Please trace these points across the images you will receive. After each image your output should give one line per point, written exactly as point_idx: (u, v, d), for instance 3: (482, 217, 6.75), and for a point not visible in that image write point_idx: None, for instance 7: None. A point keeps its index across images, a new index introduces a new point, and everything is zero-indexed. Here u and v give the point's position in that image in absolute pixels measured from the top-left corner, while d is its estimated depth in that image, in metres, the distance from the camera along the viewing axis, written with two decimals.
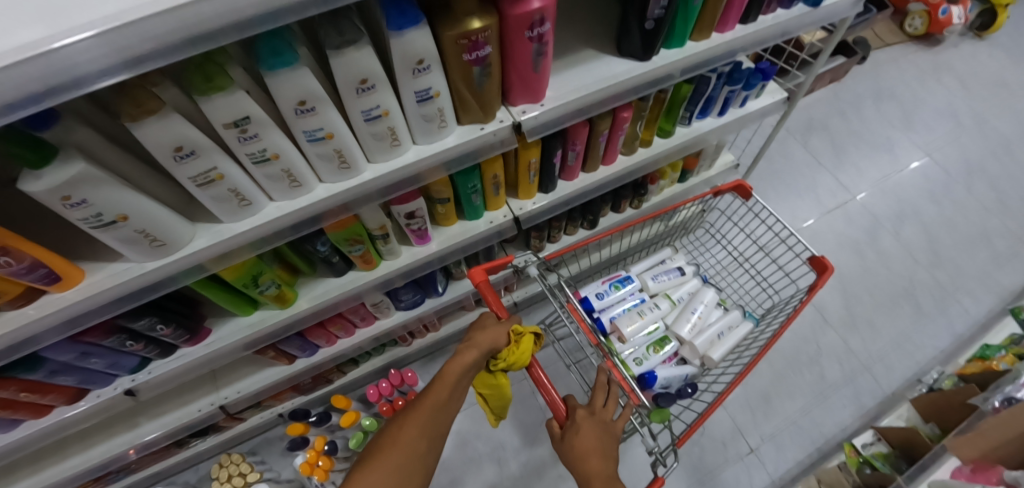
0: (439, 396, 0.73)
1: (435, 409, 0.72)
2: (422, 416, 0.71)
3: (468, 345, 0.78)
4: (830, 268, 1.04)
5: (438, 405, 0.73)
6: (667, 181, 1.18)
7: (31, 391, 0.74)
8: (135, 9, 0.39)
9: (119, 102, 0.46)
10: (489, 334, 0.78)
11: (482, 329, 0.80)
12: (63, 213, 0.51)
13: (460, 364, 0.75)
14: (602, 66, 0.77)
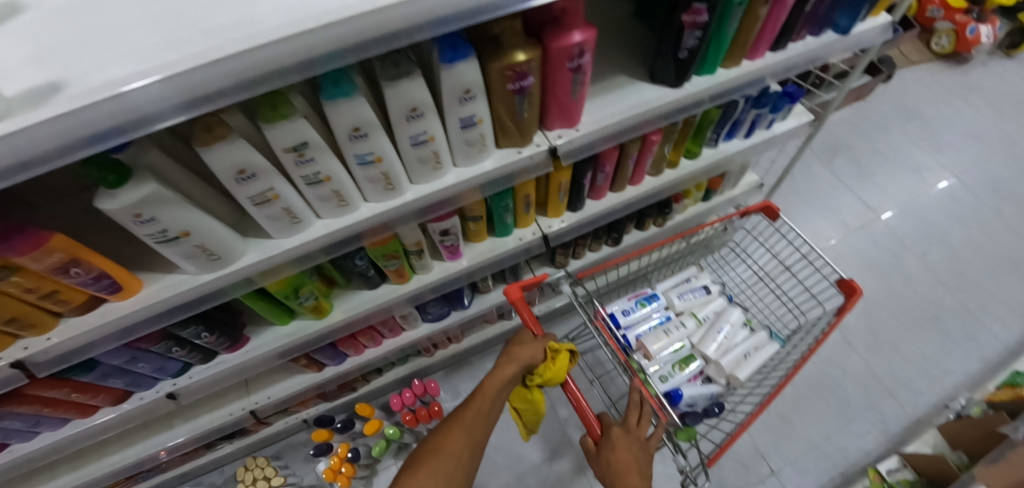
0: (478, 409, 0.78)
1: (475, 422, 0.78)
2: (464, 427, 0.77)
3: (506, 360, 0.82)
4: (858, 292, 1.05)
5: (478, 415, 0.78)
6: (690, 200, 1.20)
7: (82, 391, 0.78)
8: (219, 49, 0.42)
9: (193, 128, 0.50)
10: (526, 349, 0.82)
11: (520, 344, 0.83)
12: (132, 229, 0.54)
13: (499, 378, 0.79)
14: (635, 91, 0.79)
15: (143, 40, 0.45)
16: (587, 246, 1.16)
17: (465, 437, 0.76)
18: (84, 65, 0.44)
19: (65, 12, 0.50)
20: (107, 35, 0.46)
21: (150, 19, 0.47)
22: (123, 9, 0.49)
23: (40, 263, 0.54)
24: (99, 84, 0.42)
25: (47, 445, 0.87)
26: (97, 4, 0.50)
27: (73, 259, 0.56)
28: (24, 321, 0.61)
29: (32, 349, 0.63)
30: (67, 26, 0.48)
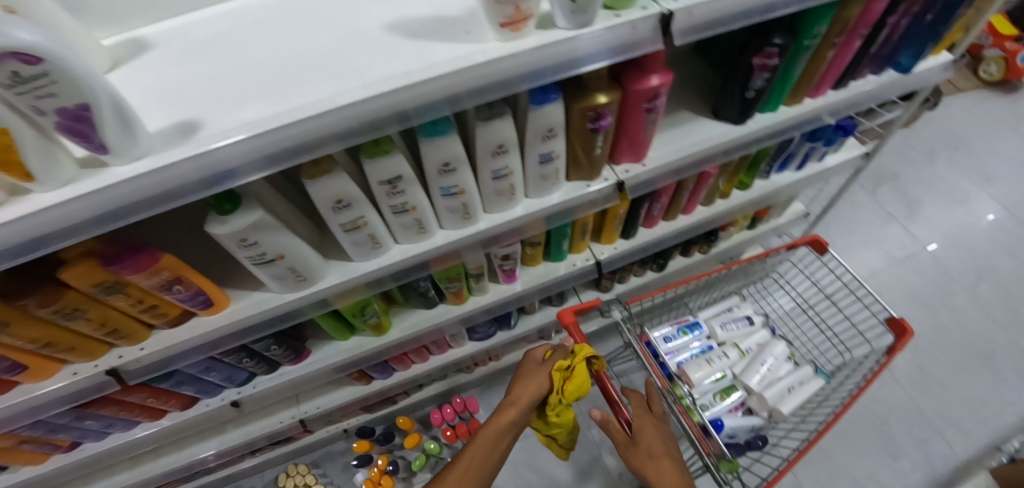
0: (491, 441, 0.82)
1: (488, 452, 0.82)
2: (478, 459, 0.80)
3: (514, 397, 0.86)
4: (911, 331, 1.04)
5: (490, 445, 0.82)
6: (736, 228, 1.22)
7: (156, 398, 0.82)
8: (346, 95, 0.46)
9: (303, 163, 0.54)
10: (532, 384, 0.86)
11: (524, 380, 0.88)
12: (236, 251, 0.58)
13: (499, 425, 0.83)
14: (699, 128, 0.83)
15: (271, 83, 0.49)
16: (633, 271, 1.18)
17: (479, 469, 0.80)
18: (215, 104, 0.49)
19: (190, 52, 0.55)
20: (236, 76, 0.51)
21: (281, 60, 0.52)
22: (247, 52, 0.54)
23: (149, 280, 0.59)
24: (235, 124, 0.46)
25: (116, 445, 0.91)
26: (221, 46, 0.55)
27: (176, 277, 0.61)
28: (123, 332, 0.66)
29: (126, 357, 0.69)
30: (195, 66, 0.53)
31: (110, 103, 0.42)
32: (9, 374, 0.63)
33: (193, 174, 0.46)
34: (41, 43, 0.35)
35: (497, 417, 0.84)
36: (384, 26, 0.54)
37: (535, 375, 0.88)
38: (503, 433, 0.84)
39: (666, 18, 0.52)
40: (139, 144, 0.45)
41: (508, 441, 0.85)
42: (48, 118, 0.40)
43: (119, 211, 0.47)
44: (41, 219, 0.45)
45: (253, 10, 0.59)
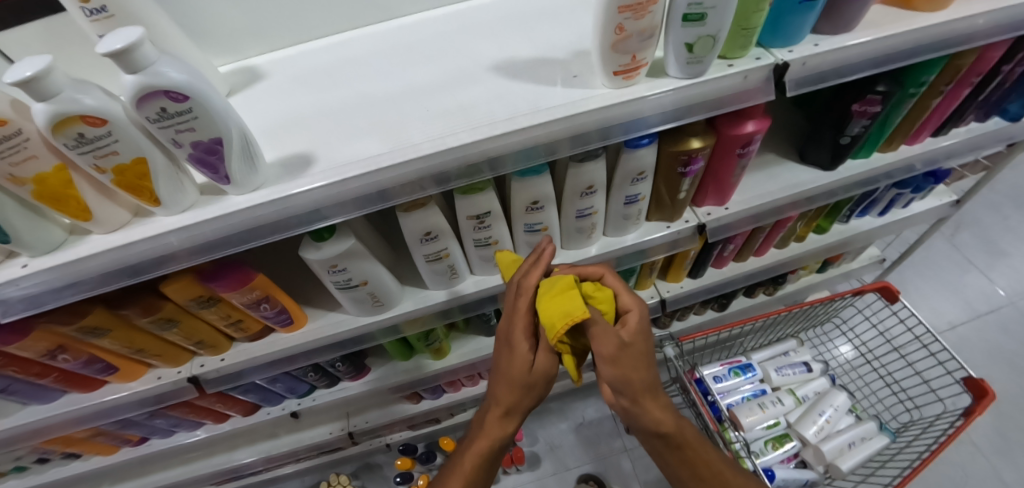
0: (486, 459, 0.67)
1: (491, 465, 0.68)
2: (477, 478, 0.67)
3: (504, 408, 0.63)
4: (993, 394, 0.93)
5: (482, 463, 0.66)
6: (805, 271, 1.25)
7: (223, 402, 0.87)
8: (457, 135, 0.49)
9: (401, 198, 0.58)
10: (526, 396, 0.62)
11: (507, 387, 0.61)
12: (324, 276, 0.62)
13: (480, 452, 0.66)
14: (785, 172, 0.84)
15: (382, 118, 0.53)
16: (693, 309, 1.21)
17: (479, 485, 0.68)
18: (327, 137, 0.52)
19: (303, 82, 0.60)
20: (348, 109, 0.55)
21: (396, 96, 0.55)
22: (358, 85, 0.58)
23: (242, 297, 0.63)
24: (347, 159, 0.49)
25: (179, 444, 0.95)
26: (333, 78, 0.59)
27: (264, 295, 0.64)
28: (207, 342, 0.70)
29: (207, 366, 0.72)
30: (309, 97, 0.57)
31: (239, 135, 0.43)
32: (102, 374, 0.69)
33: (303, 205, 0.48)
34: (190, 81, 0.38)
35: (484, 429, 0.66)
36: (489, 66, 0.57)
37: (530, 385, 0.60)
38: (497, 448, 0.66)
39: (781, 67, 0.54)
40: (258, 175, 0.47)
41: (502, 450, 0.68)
42: (183, 150, 0.42)
43: (229, 238, 0.50)
44: (158, 242, 0.48)
45: (361, 45, 0.64)
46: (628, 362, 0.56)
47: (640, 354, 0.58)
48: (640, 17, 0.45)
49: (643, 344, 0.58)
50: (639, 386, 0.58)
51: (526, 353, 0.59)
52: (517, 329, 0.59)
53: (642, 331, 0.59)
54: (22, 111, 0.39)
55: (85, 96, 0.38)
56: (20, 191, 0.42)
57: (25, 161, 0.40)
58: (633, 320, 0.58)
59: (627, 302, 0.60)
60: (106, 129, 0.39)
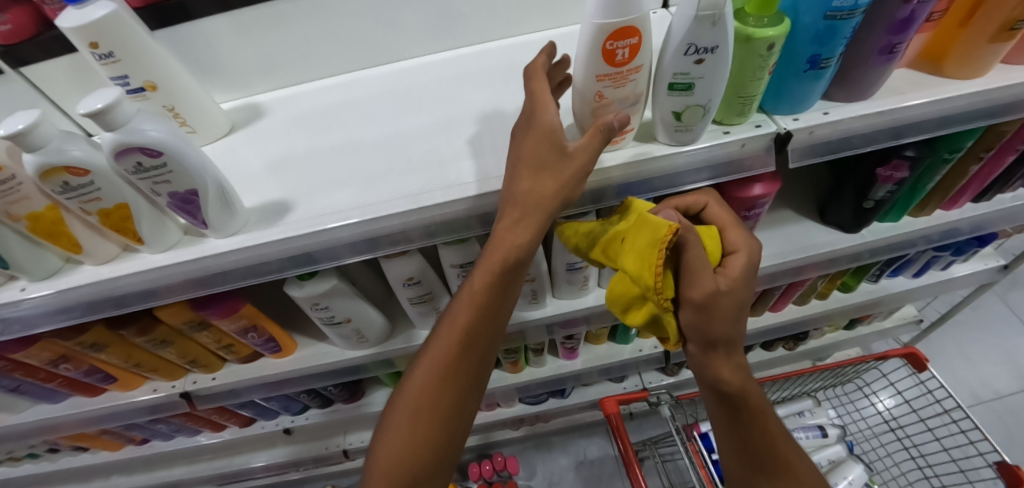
0: (496, 286, 0.50)
1: (502, 293, 0.50)
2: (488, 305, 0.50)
3: (520, 201, 0.45)
4: None
5: (498, 284, 0.49)
6: (831, 327, 1.22)
7: (220, 413, 0.90)
8: (432, 194, 0.49)
9: None
10: (551, 187, 0.45)
11: (527, 174, 0.44)
12: (309, 312, 0.63)
13: (489, 270, 0.49)
14: (802, 231, 0.82)
15: (367, 167, 0.53)
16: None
17: (491, 318, 0.51)
18: (309, 184, 0.52)
19: (300, 123, 0.61)
20: (336, 154, 0.56)
21: (385, 142, 0.56)
22: (351, 130, 0.59)
23: (230, 325, 0.64)
24: (325, 208, 0.49)
25: (178, 448, 0.99)
26: (329, 121, 0.60)
27: (252, 324, 0.66)
28: (200, 362, 0.72)
29: (199, 383, 0.75)
30: (302, 139, 0.59)
31: (215, 186, 0.44)
32: (103, 383, 0.72)
33: (282, 251, 0.49)
34: (166, 138, 0.40)
35: (494, 241, 0.48)
36: (480, 118, 0.57)
37: (554, 165, 0.44)
38: (513, 268, 0.49)
39: (784, 136, 0.54)
40: (235, 221, 0.48)
41: (520, 272, 0.49)
42: (161, 199, 0.44)
43: (210, 278, 0.51)
44: (142, 277, 0.50)
45: (361, 88, 0.65)
46: (721, 310, 0.50)
47: (737, 302, 0.51)
48: (620, 85, 0.43)
49: (743, 291, 0.51)
50: (720, 336, 0.52)
51: (559, 131, 0.43)
52: (544, 101, 0.44)
53: (744, 278, 0.51)
54: (18, 156, 0.42)
55: (71, 147, 0.40)
56: (17, 227, 0.45)
57: (19, 201, 0.43)
58: (738, 263, 0.52)
59: (735, 241, 0.53)
60: (88, 178, 0.41)
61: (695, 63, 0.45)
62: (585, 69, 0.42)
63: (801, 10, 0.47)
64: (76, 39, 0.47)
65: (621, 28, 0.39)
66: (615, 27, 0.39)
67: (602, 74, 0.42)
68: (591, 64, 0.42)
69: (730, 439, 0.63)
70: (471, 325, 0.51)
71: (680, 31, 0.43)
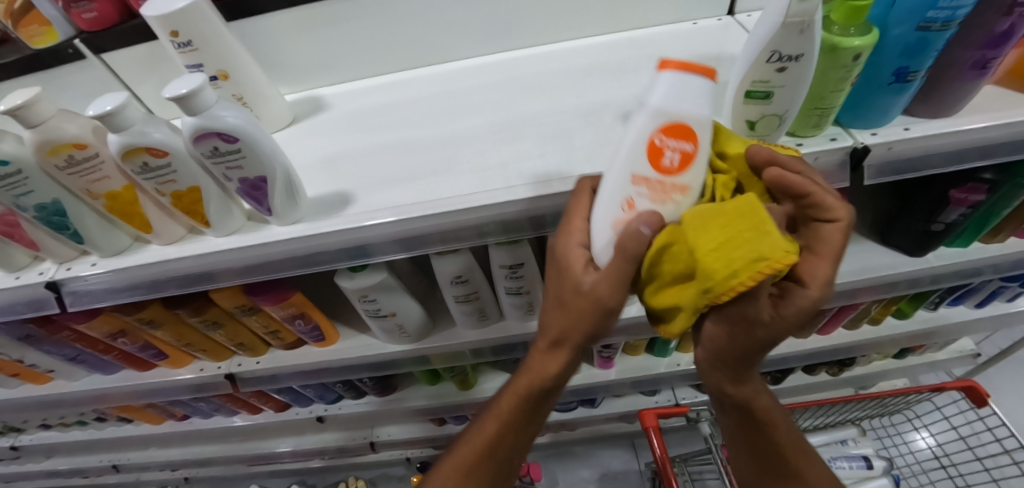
0: (525, 406, 0.55)
1: (533, 409, 0.55)
2: (515, 420, 0.56)
3: (549, 336, 0.47)
4: None
5: (524, 406, 0.55)
6: (878, 355, 1.17)
7: (259, 397, 0.94)
8: (491, 194, 0.48)
9: None
10: (577, 327, 0.43)
11: (557, 310, 0.45)
12: (358, 305, 0.65)
13: (514, 394, 0.54)
14: (861, 253, 0.78)
15: (421, 165, 0.53)
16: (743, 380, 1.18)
17: (518, 428, 0.58)
18: (364, 179, 0.53)
19: (355, 120, 0.62)
20: (389, 152, 0.56)
21: (442, 140, 0.56)
22: (409, 127, 0.59)
23: (279, 311, 0.66)
24: (379, 205, 0.49)
25: (214, 427, 1.03)
26: (383, 120, 0.61)
27: (300, 312, 0.67)
28: (246, 345, 0.74)
29: (243, 366, 0.77)
30: (357, 136, 0.59)
31: (283, 174, 0.45)
32: (155, 359, 0.75)
33: (337, 243, 0.50)
34: (243, 125, 0.40)
35: (527, 366, 0.53)
36: (540, 123, 0.56)
37: (580, 308, 0.41)
38: (544, 392, 0.53)
39: (860, 151, 0.51)
40: (297, 210, 0.49)
41: (546, 399, 0.55)
42: (232, 184, 0.45)
43: (267, 265, 0.52)
44: (204, 260, 0.51)
45: (411, 90, 0.65)
46: (745, 343, 0.41)
47: (773, 339, 0.41)
48: (657, 199, 0.37)
49: (785, 329, 0.40)
50: (737, 359, 0.44)
51: (580, 268, 0.41)
52: (571, 231, 0.42)
53: (801, 318, 0.38)
54: (104, 136, 0.44)
55: (153, 130, 0.41)
56: (95, 204, 0.47)
57: (99, 180, 0.44)
58: (801, 301, 0.37)
59: (810, 272, 0.37)
60: (167, 160, 0.42)
61: (777, 71, 0.43)
62: (623, 167, 0.37)
63: (893, 21, 0.45)
64: (159, 26, 0.50)
65: (676, 124, 0.35)
66: (670, 123, 0.35)
67: (639, 175, 0.37)
68: (633, 160, 0.37)
69: (736, 439, 0.62)
70: (500, 431, 0.58)
71: (765, 37, 0.42)
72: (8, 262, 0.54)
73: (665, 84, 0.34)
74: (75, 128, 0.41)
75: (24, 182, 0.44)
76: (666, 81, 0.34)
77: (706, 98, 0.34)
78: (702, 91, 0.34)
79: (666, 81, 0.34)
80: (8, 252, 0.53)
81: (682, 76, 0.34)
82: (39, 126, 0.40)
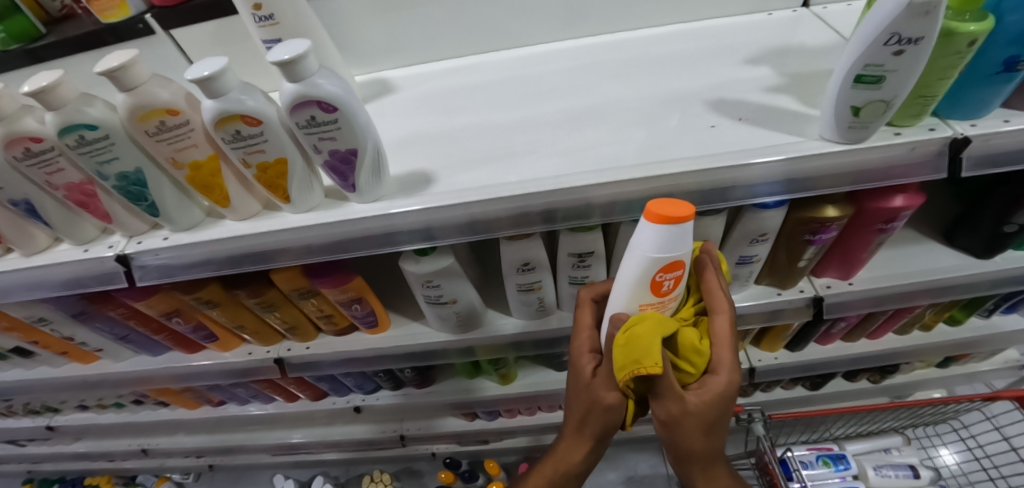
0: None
1: None
2: None
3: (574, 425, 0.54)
4: None
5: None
6: (921, 363, 1.14)
7: (298, 385, 0.94)
8: (579, 176, 0.47)
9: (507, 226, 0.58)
10: (589, 423, 0.51)
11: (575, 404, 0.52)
12: (419, 290, 0.64)
13: (541, 477, 0.60)
14: (925, 254, 0.76)
15: (504, 146, 0.52)
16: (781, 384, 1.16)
17: None
18: (447, 159, 0.52)
19: (427, 103, 0.61)
20: (466, 134, 0.55)
21: (520, 124, 0.55)
22: (484, 109, 0.58)
23: (337, 295, 0.65)
24: (464, 184, 0.48)
25: (250, 414, 1.02)
26: (457, 102, 0.60)
27: (358, 297, 0.66)
28: (297, 330, 0.73)
29: (293, 351, 0.76)
30: (432, 118, 0.58)
31: (372, 149, 0.44)
32: (205, 341, 0.74)
33: (421, 223, 0.49)
34: (341, 94, 0.39)
35: (555, 451, 0.58)
36: (622, 109, 0.56)
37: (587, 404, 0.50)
38: (566, 478, 0.58)
39: (960, 142, 0.49)
40: (380, 188, 0.48)
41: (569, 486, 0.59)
42: (320, 156, 0.44)
43: (340, 243, 0.51)
44: (281, 238, 0.50)
45: (483, 74, 0.64)
46: (687, 432, 0.46)
47: (710, 422, 0.46)
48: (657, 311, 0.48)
49: (715, 414, 0.46)
50: (696, 454, 0.48)
51: (590, 369, 0.51)
52: (582, 338, 0.53)
53: (722, 403, 0.45)
54: (195, 104, 0.43)
55: (247, 97, 0.40)
56: (177, 174, 0.46)
57: (186, 148, 0.43)
58: (713, 386, 0.45)
59: (720, 363, 0.45)
60: (259, 129, 0.41)
61: (893, 55, 0.42)
62: (632, 295, 0.46)
63: (1008, 7, 0.43)
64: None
65: (668, 264, 0.43)
66: (664, 262, 0.43)
67: (645, 302, 0.46)
68: (638, 291, 0.46)
69: None
70: None
71: (885, 18, 0.40)
72: (79, 234, 0.54)
73: (652, 236, 0.41)
74: (168, 93, 0.40)
75: (108, 148, 0.43)
76: (652, 233, 0.41)
77: (687, 239, 0.42)
78: (684, 234, 0.41)
79: (654, 237, 0.41)
80: (79, 224, 0.53)
81: (662, 229, 0.40)
82: (134, 90, 0.39)
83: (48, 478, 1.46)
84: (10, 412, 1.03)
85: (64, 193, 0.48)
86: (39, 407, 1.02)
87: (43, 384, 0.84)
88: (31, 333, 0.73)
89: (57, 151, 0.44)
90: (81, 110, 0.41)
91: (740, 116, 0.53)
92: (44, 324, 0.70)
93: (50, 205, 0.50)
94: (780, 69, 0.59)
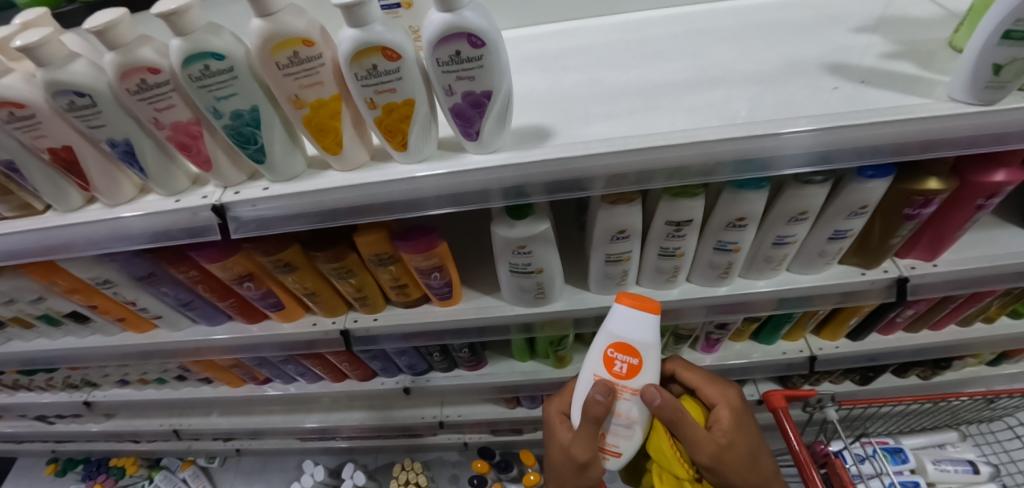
0: None
1: None
2: None
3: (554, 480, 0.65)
4: None
5: None
6: (974, 360, 1.11)
7: (349, 363, 0.91)
8: (705, 131, 0.46)
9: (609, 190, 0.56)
10: (563, 473, 0.62)
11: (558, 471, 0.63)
12: (507, 258, 0.62)
13: None
14: (1010, 238, 0.74)
15: (622, 106, 0.52)
16: (831, 377, 1.14)
17: None
18: (564, 115, 0.51)
19: (530, 65, 0.60)
20: (577, 94, 0.54)
21: (631, 86, 0.54)
22: (593, 72, 0.58)
23: (419, 262, 0.63)
24: (585, 138, 0.47)
25: (293, 394, 0.99)
26: (564, 65, 0.60)
27: (440, 265, 0.64)
28: (367, 300, 0.71)
29: (360, 322, 0.74)
30: (540, 77, 0.58)
31: (504, 95, 0.43)
32: (270, 309, 0.72)
33: (542, 176, 0.47)
34: (491, 28, 0.37)
35: None
36: (737, 74, 0.55)
37: (565, 457, 0.62)
38: None
39: None
40: (500, 139, 0.47)
41: None
42: (451, 99, 0.42)
43: (443, 198, 0.49)
44: (389, 189, 0.48)
45: (590, 39, 0.64)
46: (730, 462, 0.58)
47: (744, 448, 0.60)
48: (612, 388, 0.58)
49: (744, 441, 0.61)
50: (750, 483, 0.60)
51: (562, 425, 0.66)
52: (558, 400, 0.71)
53: (738, 423, 0.62)
54: (325, 38, 0.41)
55: (390, 29, 0.38)
56: (294, 115, 0.43)
57: (312, 85, 0.41)
58: (725, 412, 0.62)
59: (715, 395, 0.66)
60: (396, 65, 0.39)
61: None
62: (592, 365, 0.59)
63: None
64: None
65: (620, 343, 0.56)
66: (618, 341, 0.56)
67: (598, 373, 0.59)
68: (597, 361, 0.58)
69: None
70: None
71: None
72: (170, 182, 0.52)
73: (617, 317, 0.56)
74: (303, 23, 0.38)
75: (230, 82, 0.41)
76: (621, 313, 0.56)
77: (647, 326, 0.55)
78: (646, 321, 0.55)
79: (618, 314, 0.56)
80: (173, 172, 0.51)
81: (627, 311, 0.56)
82: (272, 16, 0.37)
83: (72, 459, 1.44)
84: (49, 385, 1.00)
85: (169, 134, 0.45)
86: (78, 381, 1.00)
87: (92, 353, 0.81)
88: (92, 297, 0.70)
89: (171, 85, 0.42)
90: (207, 38, 0.38)
91: (862, 79, 0.52)
92: (108, 286, 0.67)
93: (149, 150, 0.48)
94: (890, 38, 0.58)
